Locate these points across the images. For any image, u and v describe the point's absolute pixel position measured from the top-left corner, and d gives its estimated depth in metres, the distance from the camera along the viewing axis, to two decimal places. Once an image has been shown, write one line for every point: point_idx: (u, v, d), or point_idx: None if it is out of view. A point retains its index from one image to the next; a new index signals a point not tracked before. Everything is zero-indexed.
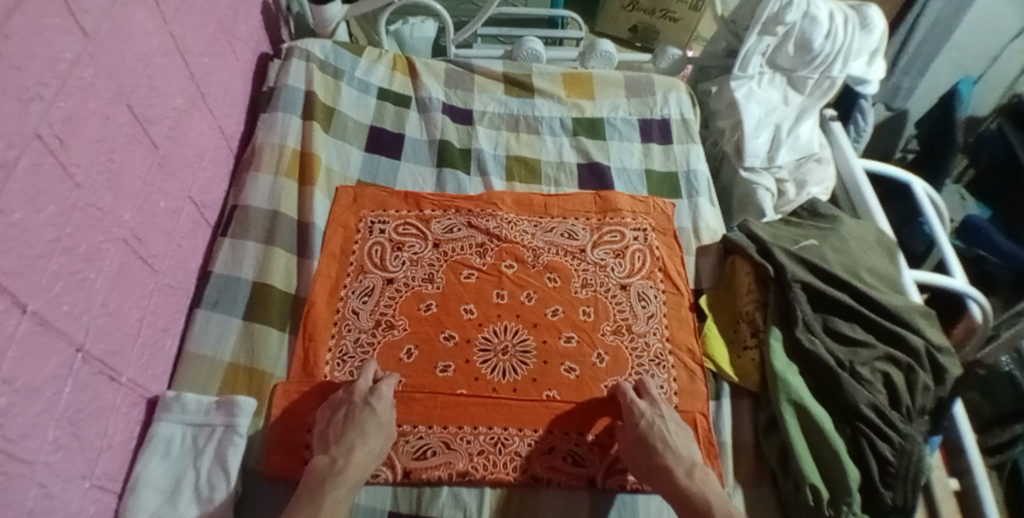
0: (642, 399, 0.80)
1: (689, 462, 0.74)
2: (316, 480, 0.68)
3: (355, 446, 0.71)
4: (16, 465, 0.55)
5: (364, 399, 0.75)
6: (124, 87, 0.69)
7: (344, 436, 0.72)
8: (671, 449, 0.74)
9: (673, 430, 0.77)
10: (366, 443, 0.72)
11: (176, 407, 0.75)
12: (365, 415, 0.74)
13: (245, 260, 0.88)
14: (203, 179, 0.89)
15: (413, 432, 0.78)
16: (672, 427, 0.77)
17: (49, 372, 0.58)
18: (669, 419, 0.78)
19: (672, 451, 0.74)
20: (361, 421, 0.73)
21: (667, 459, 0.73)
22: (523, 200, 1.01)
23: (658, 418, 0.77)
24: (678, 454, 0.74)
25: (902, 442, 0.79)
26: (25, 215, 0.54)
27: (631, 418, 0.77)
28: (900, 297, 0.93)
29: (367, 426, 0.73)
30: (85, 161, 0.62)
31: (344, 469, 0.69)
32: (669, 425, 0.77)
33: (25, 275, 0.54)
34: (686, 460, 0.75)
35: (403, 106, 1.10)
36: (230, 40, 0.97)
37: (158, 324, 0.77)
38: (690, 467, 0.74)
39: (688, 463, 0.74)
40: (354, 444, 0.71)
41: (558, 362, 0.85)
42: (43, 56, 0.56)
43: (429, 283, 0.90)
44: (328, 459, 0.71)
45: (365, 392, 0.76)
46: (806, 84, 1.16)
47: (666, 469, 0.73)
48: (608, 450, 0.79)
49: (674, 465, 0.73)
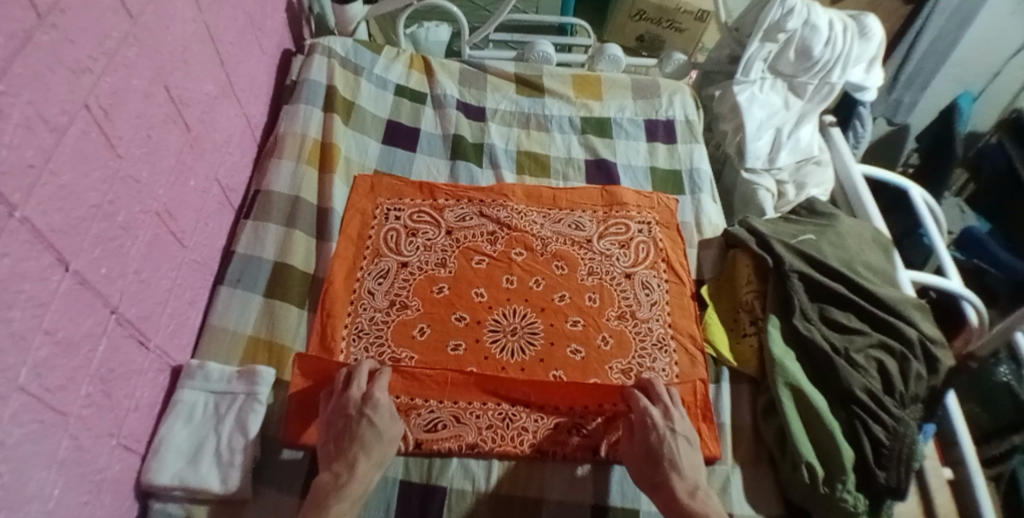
0: (655, 407, 0.80)
1: (692, 483, 0.75)
2: (321, 495, 0.70)
3: (358, 460, 0.72)
4: (52, 415, 0.58)
5: (359, 412, 0.75)
6: (163, 69, 0.73)
7: (346, 451, 0.73)
8: (676, 468, 0.75)
9: (684, 449, 0.77)
10: (369, 456, 0.73)
11: (199, 375, 0.79)
12: (363, 428, 0.74)
13: (267, 242, 0.93)
14: (230, 163, 0.94)
15: (423, 408, 0.81)
16: (682, 445, 0.77)
17: (86, 329, 0.62)
18: (680, 434, 0.78)
19: (678, 471, 0.75)
20: (361, 437, 0.73)
21: (672, 478, 0.74)
22: (533, 193, 1.05)
23: (669, 433, 0.77)
24: (681, 474, 0.75)
25: (894, 425, 0.83)
26: (72, 178, 0.58)
27: (643, 429, 0.78)
28: (894, 290, 0.97)
29: (368, 440, 0.73)
30: (126, 135, 0.66)
31: (347, 483, 0.70)
32: (679, 442, 0.77)
33: (69, 235, 0.58)
34: (690, 481, 0.75)
35: (419, 102, 1.15)
36: (257, 34, 1.03)
37: (184, 297, 0.81)
38: (693, 487, 0.75)
39: (692, 484, 0.75)
40: (358, 457, 0.72)
41: (564, 343, 0.89)
42: (96, 31, 0.60)
43: (442, 268, 0.94)
44: (331, 474, 0.72)
45: (360, 403, 0.76)
46: (806, 89, 1.22)
47: (668, 486, 0.74)
48: (613, 426, 0.82)
49: (675, 482, 0.74)
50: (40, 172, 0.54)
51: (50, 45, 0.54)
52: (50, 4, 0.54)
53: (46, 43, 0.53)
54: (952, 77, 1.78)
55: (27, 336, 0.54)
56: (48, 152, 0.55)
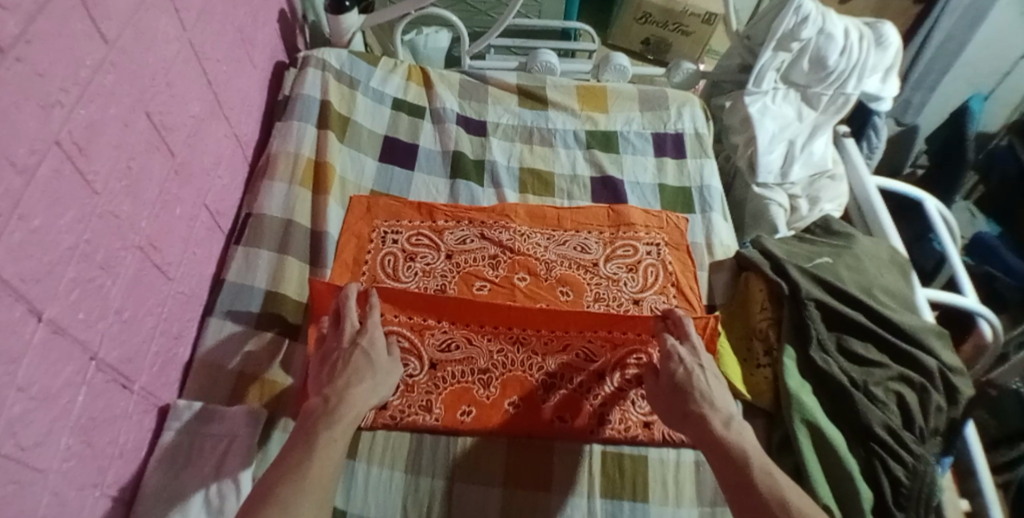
0: (683, 345, 0.81)
1: (726, 414, 0.74)
2: (311, 418, 0.69)
3: (351, 384, 0.73)
4: (28, 474, 0.54)
5: (352, 341, 0.78)
6: (144, 94, 0.69)
7: (337, 377, 0.73)
8: (709, 400, 0.75)
9: (711, 381, 0.77)
10: (361, 381, 0.74)
11: (187, 416, 0.76)
12: (357, 357, 0.76)
13: (258, 269, 0.89)
14: (219, 187, 0.90)
15: (421, 388, 0.83)
16: (711, 379, 0.78)
17: (64, 379, 0.58)
18: (708, 370, 0.79)
19: (710, 403, 0.75)
20: (353, 363, 0.75)
21: (705, 410, 0.74)
22: (536, 214, 1.01)
23: (697, 367, 0.78)
24: (715, 405, 0.74)
25: (915, 464, 0.80)
26: (44, 222, 0.54)
27: (670, 364, 0.79)
28: (915, 316, 0.93)
29: (359, 367, 0.75)
30: (103, 170, 0.62)
31: (338, 407, 0.70)
32: (708, 376, 0.78)
33: (42, 283, 0.54)
34: (724, 412, 0.74)
35: (418, 116, 1.11)
36: (247, 48, 0.98)
37: (170, 331, 0.78)
38: (727, 418, 0.73)
39: (726, 415, 0.74)
40: (348, 383, 0.73)
41: (575, 349, 0.86)
42: (66, 62, 0.55)
43: (441, 294, 0.90)
44: (321, 398, 0.71)
45: (353, 334, 0.79)
46: (821, 100, 1.17)
47: (701, 418, 0.73)
48: (618, 346, 0.87)
49: (709, 414, 0.73)
50: (7, 219, 0.49)
51: (15, 80, 0.49)
52: (15, 36, 0.49)
53: (11, 77, 0.49)
54: (961, 79, 1.71)
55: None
56: (16, 197, 0.50)
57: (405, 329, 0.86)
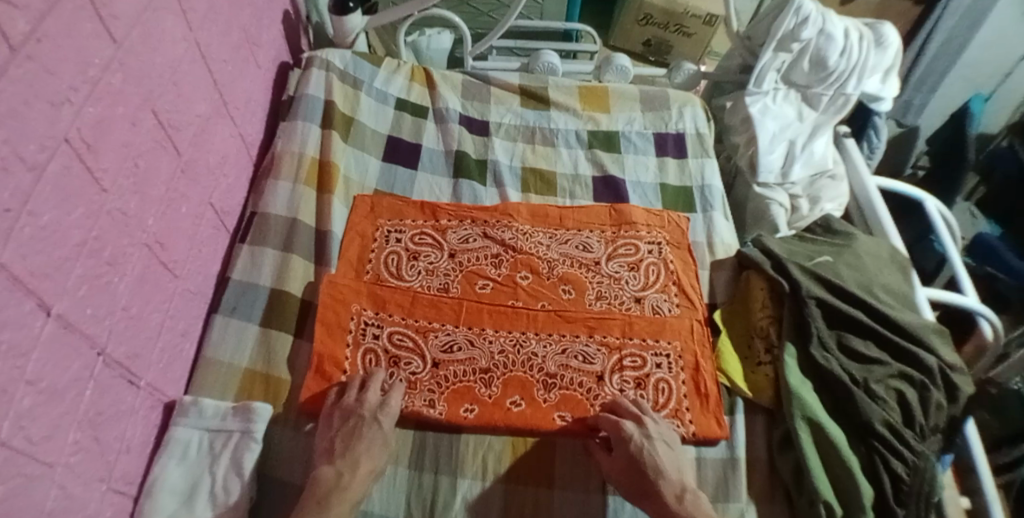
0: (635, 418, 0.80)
1: (679, 486, 0.76)
2: (322, 492, 0.70)
3: (361, 461, 0.74)
4: (37, 467, 0.55)
5: (373, 414, 0.78)
6: (152, 93, 0.70)
7: (351, 449, 0.74)
8: (661, 474, 0.76)
9: (663, 451, 0.78)
10: (371, 458, 0.75)
11: (193, 412, 0.76)
12: (371, 431, 0.76)
13: (263, 267, 0.90)
14: (224, 186, 0.91)
15: (424, 385, 0.83)
16: (661, 449, 0.78)
17: (73, 374, 0.59)
18: (656, 437, 0.79)
19: (663, 476, 0.76)
20: (368, 438, 0.76)
21: (658, 484, 0.76)
22: (538, 212, 1.01)
23: (645, 440, 0.78)
24: (667, 477, 0.76)
25: (915, 460, 0.80)
26: (53, 219, 0.55)
27: (620, 438, 0.78)
28: (914, 314, 0.94)
29: (373, 442, 0.76)
30: (111, 167, 0.63)
31: (350, 484, 0.72)
32: (657, 446, 0.78)
33: (51, 278, 0.55)
34: (676, 483, 0.76)
35: (421, 117, 1.12)
36: (252, 49, 0.99)
37: (177, 328, 0.78)
38: (680, 490, 0.76)
39: (678, 486, 0.76)
40: (360, 458, 0.74)
41: (574, 351, 0.87)
42: (75, 61, 0.56)
43: (445, 293, 0.91)
44: (333, 471, 0.72)
45: (374, 406, 0.78)
46: (821, 101, 1.17)
47: (658, 495, 0.75)
48: (619, 349, 0.87)
49: (664, 490, 0.75)
50: (17, 216, 0.50)
51: (26, 78, 0.50)
52: (26, 34, 0.50)
53: (22, 76, 0.50)
54: (961, 80, 1.72)
55: (9, 389, 0.50)
56: (27, 194, 0.51)
57: (409, 330, 0.87)
